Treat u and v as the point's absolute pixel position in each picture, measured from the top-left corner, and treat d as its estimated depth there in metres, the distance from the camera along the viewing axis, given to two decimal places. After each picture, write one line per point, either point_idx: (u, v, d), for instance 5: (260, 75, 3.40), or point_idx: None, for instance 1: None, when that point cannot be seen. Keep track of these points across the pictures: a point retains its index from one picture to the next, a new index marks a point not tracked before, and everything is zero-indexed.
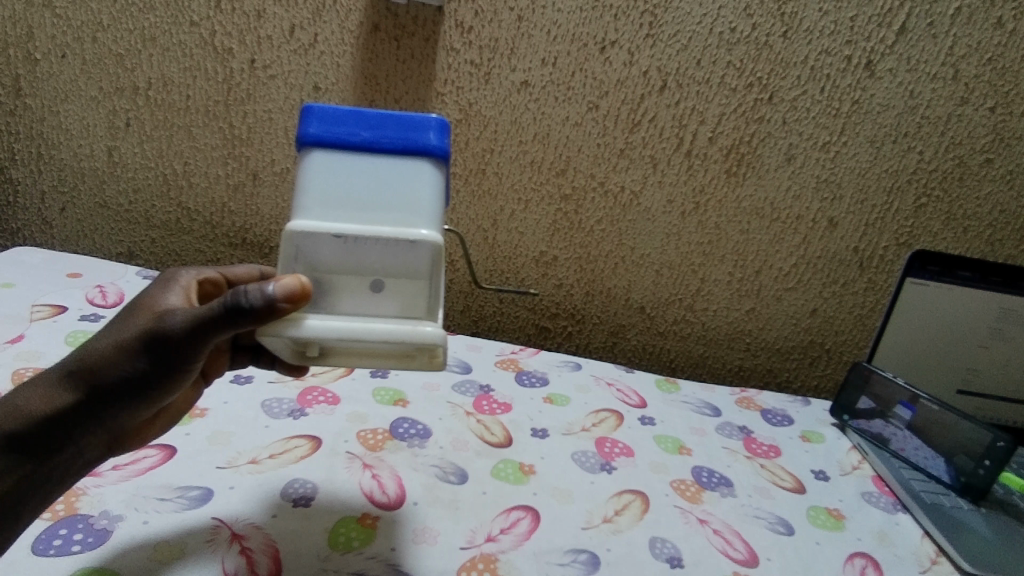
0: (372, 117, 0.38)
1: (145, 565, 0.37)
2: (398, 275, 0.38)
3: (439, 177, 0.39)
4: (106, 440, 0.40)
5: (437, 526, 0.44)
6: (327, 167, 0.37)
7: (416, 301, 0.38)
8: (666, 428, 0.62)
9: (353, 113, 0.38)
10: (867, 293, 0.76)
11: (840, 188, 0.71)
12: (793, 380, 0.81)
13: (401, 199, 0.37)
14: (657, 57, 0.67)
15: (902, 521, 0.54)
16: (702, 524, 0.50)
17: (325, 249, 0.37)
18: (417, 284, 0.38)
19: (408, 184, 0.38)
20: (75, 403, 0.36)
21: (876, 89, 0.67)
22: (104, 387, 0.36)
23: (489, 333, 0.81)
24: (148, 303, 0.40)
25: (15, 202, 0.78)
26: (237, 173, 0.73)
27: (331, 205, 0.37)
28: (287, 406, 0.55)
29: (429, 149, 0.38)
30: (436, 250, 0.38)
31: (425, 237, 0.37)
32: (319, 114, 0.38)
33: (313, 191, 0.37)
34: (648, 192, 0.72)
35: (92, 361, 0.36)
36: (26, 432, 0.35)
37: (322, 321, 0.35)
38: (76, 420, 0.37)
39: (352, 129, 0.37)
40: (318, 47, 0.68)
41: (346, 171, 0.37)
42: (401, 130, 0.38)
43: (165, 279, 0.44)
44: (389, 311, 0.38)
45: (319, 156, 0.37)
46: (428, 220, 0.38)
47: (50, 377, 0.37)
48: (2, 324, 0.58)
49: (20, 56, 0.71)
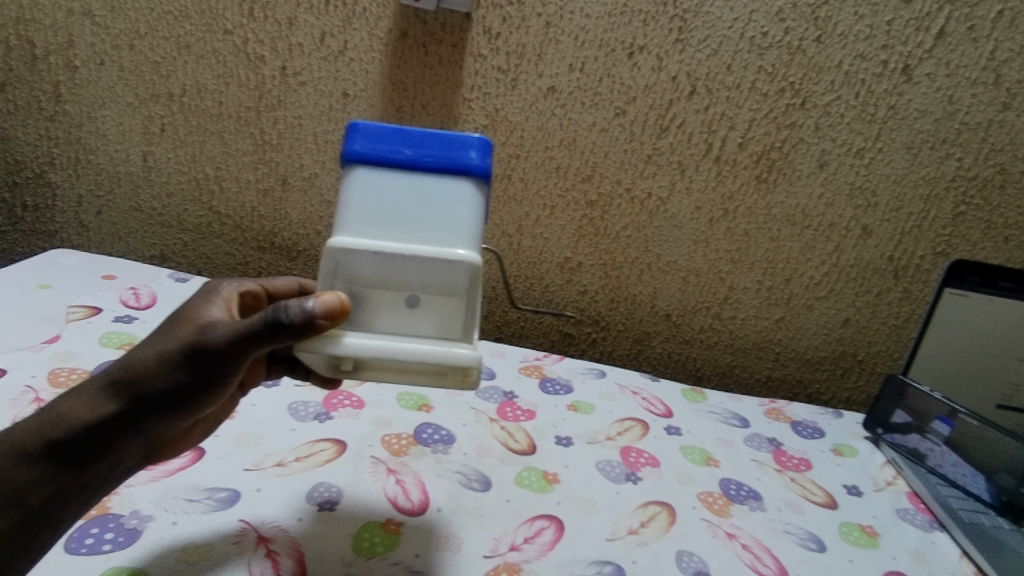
0: (416, 135, 0.39)
1: (174, 566, 0.38)
2: (435, 294, 0.39)
3: (479, 196, 0.40)
4: (143, 447, 0.40)
5: (461, 534, 0.44)
6: (370, 184, 0.39)
7: (452, 322, 0.39)
8: (692, 438, 0.61)
9: (398, 132, 0.39)
10: (901, 303, 0.74)
11: (874, 196, 0.69)
12: (823, 391, 0.79)
13: (441, 218, 0.38)
14: (687, 62, 0.66)
15: (939, 539, 0.53)
16: (730, 538, 0.48)
17: (364, 267, 0.38)
18: (452, 304, 0.39)
19: (448, 202, 0.39)
20: (117, 412, 0.37)
21: (913, 94, 0.66)
22: (145, 396, 0.37)
23: (513, 338, 0.80)
24: (190, 315, 0.41)
25: (52, 205, 0.80)
26: (267, 178, 0.75)
27: (373, 221, 0.38)
28: (312, 409, 0.56)
29: (470, 168, 0.39)
30: (472, 270, 0.38)
31: (463, 257, 0.38)
32: (365, 131, 0.39)
33: (356, 207, 0.38)
34: (675, 198, 0.71)
35: (135, 371, 0.37)
36: (67, 438, 0.36)
37: (358, 340, 0.36)
38: (118, 429, 0.37)
39: (395, 146, 0.39)
40: (348, 53, 0.69)
41: (389, 187, 0.39)
42: (444, 149, 0.39)
43: (207, 291, 0.45)
44: (425, 330, 0.39)
45: (363, 174, 0.39)
46: (466, 239, 0.39)
47: (94, 385, 0.37)
48: (39, 324, 0.60)
49: (60, 63, 0.73)
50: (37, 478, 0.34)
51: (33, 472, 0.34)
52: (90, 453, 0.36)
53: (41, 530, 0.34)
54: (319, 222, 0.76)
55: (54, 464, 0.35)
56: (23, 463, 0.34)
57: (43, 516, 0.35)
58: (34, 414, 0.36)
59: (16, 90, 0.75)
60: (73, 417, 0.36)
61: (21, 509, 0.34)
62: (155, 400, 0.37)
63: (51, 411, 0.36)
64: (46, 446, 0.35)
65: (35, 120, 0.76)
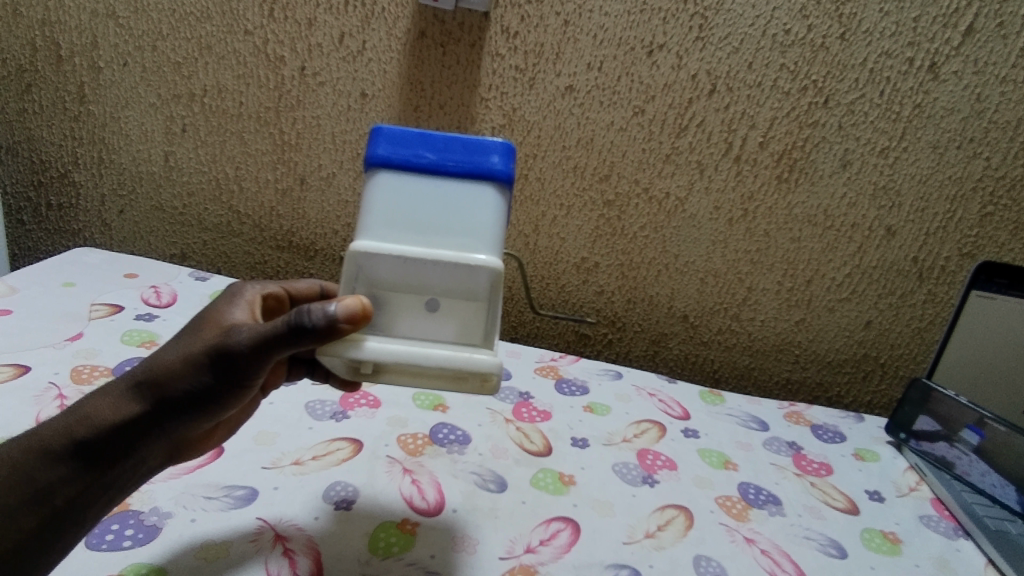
0: (440, 140, 0.40)
1: (192, 564, 0.38)
2: (456, 300, 0.40)
3: (501, 201, 0.40)
4: (167, 449, 0.40)
5: (476, 535, 0.44)
6: (393, 187, 0.39)
7: (474, 328, 0.39)
8: (710, 441, 0.61)
9: (421, 137, 0.40)
10: (926, 305, 0.72)
11: (898, 196, 0.68)
12: (844, 395, 0.78)
13: (463, 221, 0.39)
14: (707, 60, 0.65)
15: (964, 547, 0.51)
16: (749, 543, 0.48)
17: (385, 271, 0.38)
18: (476, 309, 0.40)
19: (471, 206, 0.39)
20: (142, 413, 0.37)
21: (940, 92, 0.64)
22: (169, 398, 0.37)
23: (528, 338, 0.80)
24: (214, 316, 0.41)
25: (76, 204, 0.81)
26: (286, 178, 0.75)
27: (395, 225, 0.38)
28: (329, 408, 0.56)
29: (493, 172, 0.40)
30: (494, 276, 0.38)
31: (485, 261, 0.38)
32: (389, 136, 0.40)
33: (379, 210, 0.39)
34: (694, 198, 0.70)
35: (160, 373, 0.37)
36: (93, 439, 0.36)
37: (379, 344, 0.37)
38: (143, 431, 0.37)
39: (419, 150, 0.40)
40: (366, 53, 0.69)
41: (412, 190, 0.39)
42: (467, 154, 0.40)
43: (231, 293, 0.45)
44: (447, 335, 0.39)
45: (386, 177, 0.39)
46: (488, 243, 0.39)
47: (120, 386, 0.38)
48: (63, 322, 0.61)
49: (84, 64, 0.74)
50: (63, 477, 0.35)
51: (59, 472, 0.35)
52: (115, 454, 0.37)
53: (66, 527, 0.35)
54: (336, 221, 0.77)
55: (78, 463, 0.35)
56: (47, 463, 0.35)
57: (69, 514, 0.35)
58: (59, 415, 0.37)
59: (41, 91, 0.76)
60: (96, 415, 0.36)
61: (47, 509, 0.34)
62: (179, 403, 0.37)
63: (77, 411, 0.37)
64: (71, 445, 0.36)
65: (59, 121, 0.77)
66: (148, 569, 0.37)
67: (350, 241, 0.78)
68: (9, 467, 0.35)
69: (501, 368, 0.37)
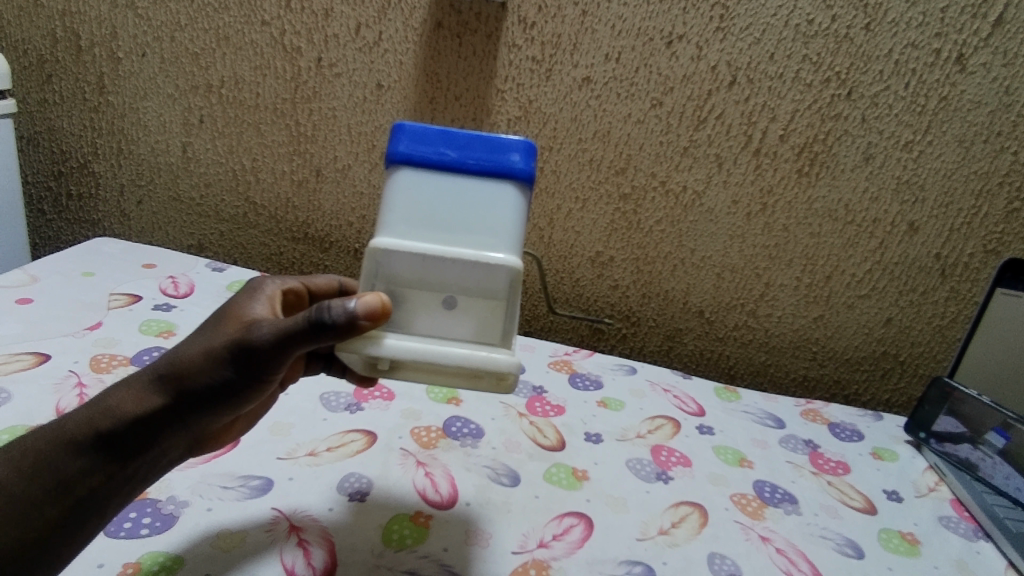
0: (461, 138, 0.39)
1: (208, 553, 0.39)
2: (474, 297, 0.39)
3: (522, 199, 0.40)
4: (186, 442, 0.40)
5: (489, 529, 0.44)
6: (414, 185, 0.39)
7: (492, 327, 0.39)
8: (725, 438, 0.60)
9: (442, 134, 0.39)
10: (948, 303, 0.71)
11: (922, 190, 0.67)
12: (862, 392, 0.77)
13: (483, 221, 0.38)
14: (727, 51, 0.64)
15: (984, 549, 0.51)
16: (764, 542, 0.47)
17: (404, 266, 0.38)
18: (495, 307, 0.39)
19: (491, 205, 0.39)
20: (163, 406, 0.37)
21: (967, 85, 0.63)
22: (191, 392, 0.37)
23: (542, 332, 0.80)
24: (235, 312, 0.41)
25: (95, 194, 0.82)
26: (302, 169, 0.75)
27: (415, 223, 0.38)
28: (344, 400, 0.56)
29: (514, 171, 0.39)
30: (512, 275, 0.38)
31: (504, 259, 0.38)
32: (410, 132, 0.39)
33: (399, 208, 0.38)
34: (712, 192, 0.69)
35: (182, 366, 0.37)
36: (115, 432, 0.36)
37: (399, 340, 0.37)
38: (163, 422, 0.38)
39: (440, 148, 0.39)
40: (383, 44, 0.69)
41: (433, 188, 0.39)
42: (489, 152, 0.39)
43: (251, 288, 0.45)
44: (464, 333, 0.38)
45: (408, 174, 0.39)
46: (508, 242, 0.38)
47: (142, 379, 0.38)
48: (82, 311, 0.61)
49: (104, 55, 0.74)
50: (84, 468, 0.35)
51: (80, 463, 0.35)
52: (135, 444, 0.37)
53: (86, 516, 0.35)
54: (351, 213, 0.77)
55: (98, 453, 0.36)
56: (69, 454, 0.35)
57: (90, 503, 0.36)
58: (82, 407, 0.37)
59: (62, 81, 0.77)
60: (117, 406, 0.37)
61: (69, 500, 0.35)
62: (200, 396, 0.38)
63: (100, 403, 0.37)
64: (94, 438, 0.36)
65: (80, 111, 0.78)
66: (165, 557, 0.38)
67: (365, 233, 0.78)
68: (31, 457, 0.35)
69: (518, 367, 0.38)
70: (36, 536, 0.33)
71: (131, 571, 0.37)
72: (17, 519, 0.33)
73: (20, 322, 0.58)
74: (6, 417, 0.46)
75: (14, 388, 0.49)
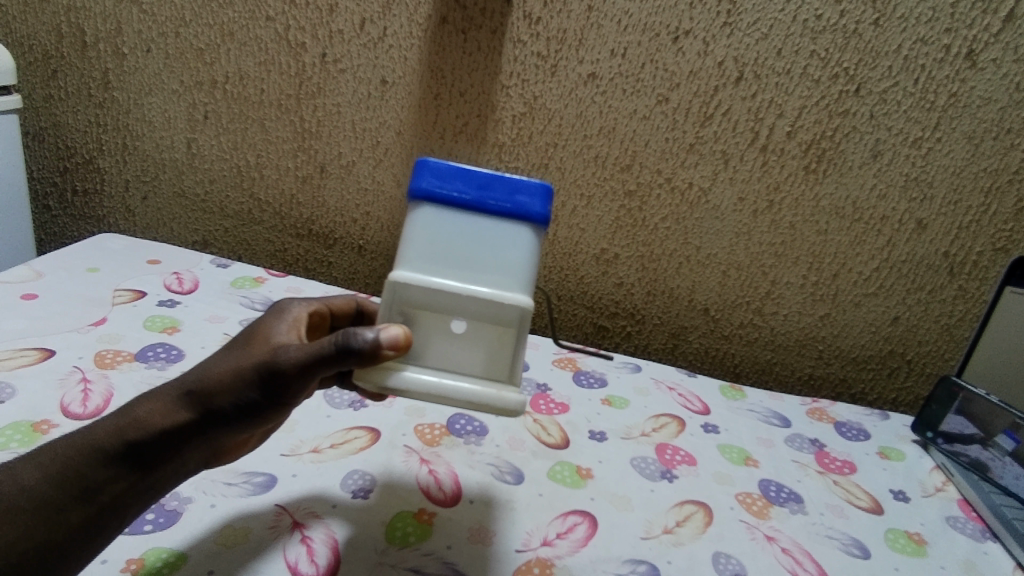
0: (482, 177, 0.40)
1: (212, 549, 0.39)
2: (485, 329, 0.40)
3: (538, 240, 0.41)
4: (206, 453, 0.40)
5: (493, 527, 0.44)
6: (434, 221, 0.40)
7: (500, 361, 0.40)
8: (731, 436, 0.60)
9: (464, 173, 0.40)
10: (956, 301, 0.70)
11: (931, 187, 0.66)
12: (868, 392, 0.76)
13: (497, 260, 0.40)
14: (734, 47, 0.63)
15: (992, 550, 0.50)
16: (770, 541, 0.47)
17: (420, 295, 0.40)
18: (506, 341, 0.40)
19: (506, 246, 0.40)
20: (189, 421, 0.37)
21: (977, 81, 0.62)
22: (216, 411, 0.37)
23: (546, 330, 0.79)
24: (261, 332, 0.41)
25: (100, 189, 0.82)
26: (306, 166, 0.75)
27: (434, 259, 0.40)
28: (347, 397, 0.56)
29: (532, 214, 0.40)
30: (522, 315, 0.40)
31: (515, 301, 0.39)
32: (432, 168, 0.40)
33: (419, 243, 0.40)
34: (717, 189, 0.69)
35: (210, 384, 0.37)
36: (145, 441, 0.36)
37: (414, 375, 0.39)
38: (189, 436, 0.38)
39: (461, 187, 0.40)
40: (387, 40, 0.68)
41: (452, 227, 0.40)
42: (508, 193, 0.40)
43: (278, 309, 0.45)
44: (472, 368, 0.40)
45: (428, 211, 0.40)
46: (520, 283, 0.40)
47: (170, 392, 0.38)
48: (86, 308, 0.61)
49: (109, 50, 0.74)
50: (111, 477, 0.35)
51: (107, 471, 0.35)
52: (163, 454, 0.37)
53: (107, 523, 0.35)
54: (356, 210, 0.77)
55: (127, 461, 0.36)
56: (97, 463, 0.35)
57: (114, 509, 0.36)
58: (111, 416, 0.37)
59: (67, 77, 0.77)
60: (146, 418, 0.37)
61: (93, 505, 0.35)
62: (225, 415, 0.38)
63: (129, 414, 0.37)
64: (123, 448, 0.36)
65: (84, 107, 0.78)
66: (170, 554, 0.38)
67: (369, 230, 0.77)
68: (52, 460, 0.35)
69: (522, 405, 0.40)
70: (57, 541, 0.33)
71: (135, 566, 0.37)
72: (39, 522, 0.33)
73: (25, 317, 0.58)
74: (12, 412, 0.47)
75: (19, 384, 0.49)
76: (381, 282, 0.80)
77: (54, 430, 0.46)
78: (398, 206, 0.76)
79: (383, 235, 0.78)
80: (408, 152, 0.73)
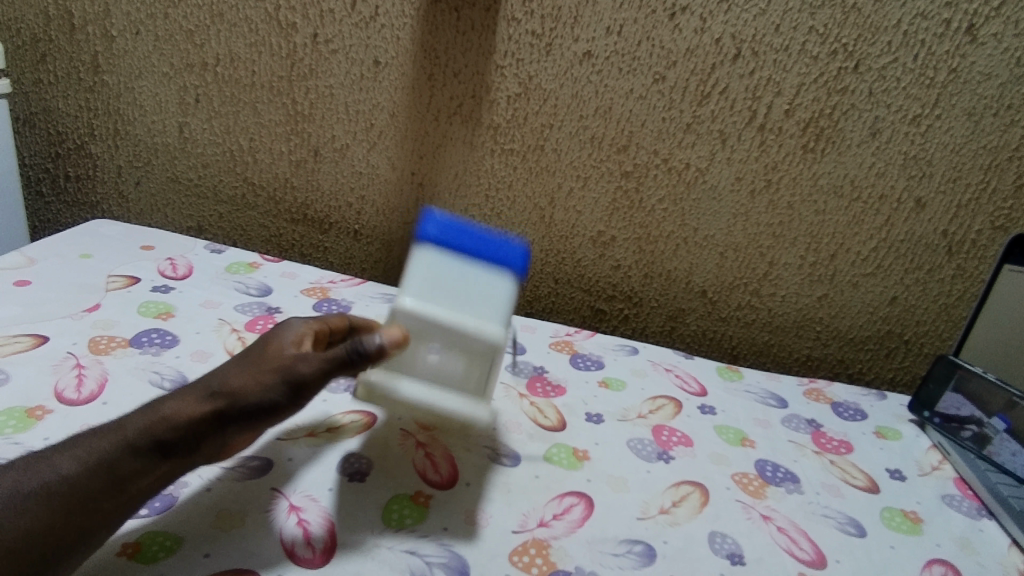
0: (476, 233, 0.43)
1: (208, 532, 0.39)
2: (456, 355, 0.42)
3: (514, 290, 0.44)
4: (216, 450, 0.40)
5: (489, 509, 0.44)
6: (429, 262, 0.42)
7: (469, 381, 0.42)
8: (727, 417, 0.60)
9: (462, 225, 0.43)
10: (955, 280, 0.70)
11: (930, 165, 0.65)
12: (866, 371, 0.76)
13: (480, 300, 0.42)
14: (732, 23, 0.62)
15: (987, 527, 0.50)
16: (766, 521, 0.47)
17: (404, 322, 0.41)
18: (473, 364, 0.42)
19: (489, 291, 0.42)
20: (212, 419, 0.38)
21: (977, 56, 0.61)
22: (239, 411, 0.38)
23: (543, 313, 0.79)
24: (272, 343, 0.42)
25: (93, 175, 0.81)
26: (299, 149, 0.75)
27: (425, 294, 0.42)
28: (343, 381, 0.55)
29: (512, 268, 0.43)
30: (494, 348, 0.41)
31: (490, 336, 0.41)
32: (434, 219, 0.43)
33: (413, 280, 0.42)
34: (715, 168, 0.68)
35: (234, 387, 0.38)
36: (169, 436, 0.37)
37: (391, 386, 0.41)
38: (210, 433, 0.38)
39: (457, 239, 0.43)
40: (379, 19, 0.67)
41: (444, 270, 0.42)
42: (496, 249, 0.43)
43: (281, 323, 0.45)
44: (445, 385, 0.42)
45: (424, 254, 0.43)
46: (499, 321, 0.42)
47: (192, 393, 0.38)
48: (79, 294, 0.61)
49: (98, 33, 0.73)
50: (126, 464, 0.35)
51: (135, 463, 0.35)
52: (183, 447, 0.37)
53: (129, 508, 0.35)
54: (350, 194, 0.76)
55: (150, 452, 0.36)
56: (117, 450, 0.35)
57: (138, 496, 0.35)
58: (139, 412, 0.37)
59: (56, 61, 0.75)
60: (172, 415, 0.37)
61: (120, 492, 0.34)
62: (245, 416, 0.38)
63: (156, 411, 0.37)
64: (152, 441, 0.36)
65: (74, 91, 0.77)
66: (165, 537, 0.38)
67: (364, 215, 0.77)
68: (84, 447, 0.35)
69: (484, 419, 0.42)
70: (88, 524, 0.33)
71: (131, 551, 0.37)
72: (72, 505, 0.33)
73: (19, 304, 0.58)
74: (6, 398, 0.46)
75: (12, 370, 0.49)
76: (377, 266, 0.80)
77: (49, 415, 0.45)
78: (393, 189, 0.75)
79: (378, 220, 0.77)
80: (402, 134, 0.72)
